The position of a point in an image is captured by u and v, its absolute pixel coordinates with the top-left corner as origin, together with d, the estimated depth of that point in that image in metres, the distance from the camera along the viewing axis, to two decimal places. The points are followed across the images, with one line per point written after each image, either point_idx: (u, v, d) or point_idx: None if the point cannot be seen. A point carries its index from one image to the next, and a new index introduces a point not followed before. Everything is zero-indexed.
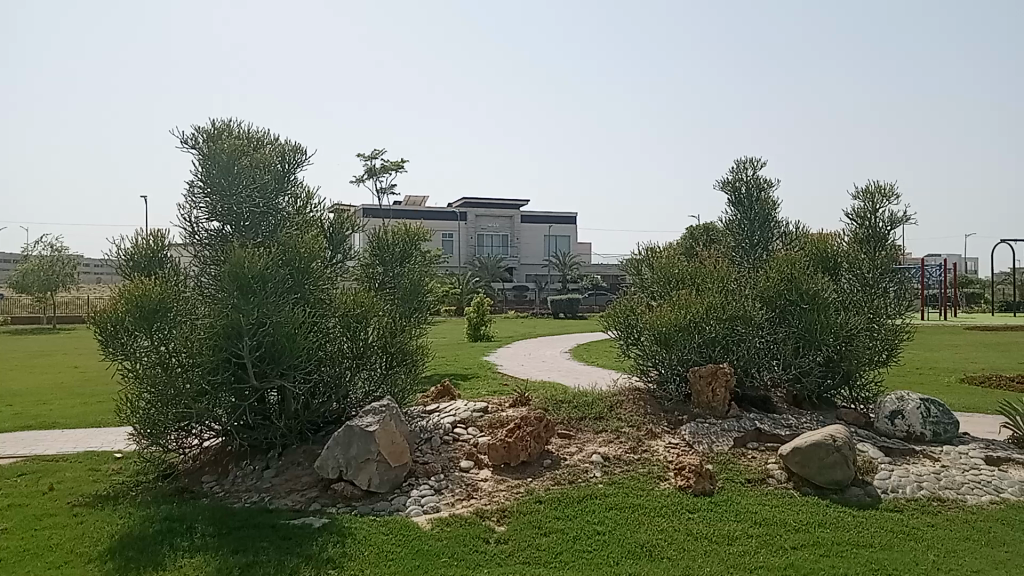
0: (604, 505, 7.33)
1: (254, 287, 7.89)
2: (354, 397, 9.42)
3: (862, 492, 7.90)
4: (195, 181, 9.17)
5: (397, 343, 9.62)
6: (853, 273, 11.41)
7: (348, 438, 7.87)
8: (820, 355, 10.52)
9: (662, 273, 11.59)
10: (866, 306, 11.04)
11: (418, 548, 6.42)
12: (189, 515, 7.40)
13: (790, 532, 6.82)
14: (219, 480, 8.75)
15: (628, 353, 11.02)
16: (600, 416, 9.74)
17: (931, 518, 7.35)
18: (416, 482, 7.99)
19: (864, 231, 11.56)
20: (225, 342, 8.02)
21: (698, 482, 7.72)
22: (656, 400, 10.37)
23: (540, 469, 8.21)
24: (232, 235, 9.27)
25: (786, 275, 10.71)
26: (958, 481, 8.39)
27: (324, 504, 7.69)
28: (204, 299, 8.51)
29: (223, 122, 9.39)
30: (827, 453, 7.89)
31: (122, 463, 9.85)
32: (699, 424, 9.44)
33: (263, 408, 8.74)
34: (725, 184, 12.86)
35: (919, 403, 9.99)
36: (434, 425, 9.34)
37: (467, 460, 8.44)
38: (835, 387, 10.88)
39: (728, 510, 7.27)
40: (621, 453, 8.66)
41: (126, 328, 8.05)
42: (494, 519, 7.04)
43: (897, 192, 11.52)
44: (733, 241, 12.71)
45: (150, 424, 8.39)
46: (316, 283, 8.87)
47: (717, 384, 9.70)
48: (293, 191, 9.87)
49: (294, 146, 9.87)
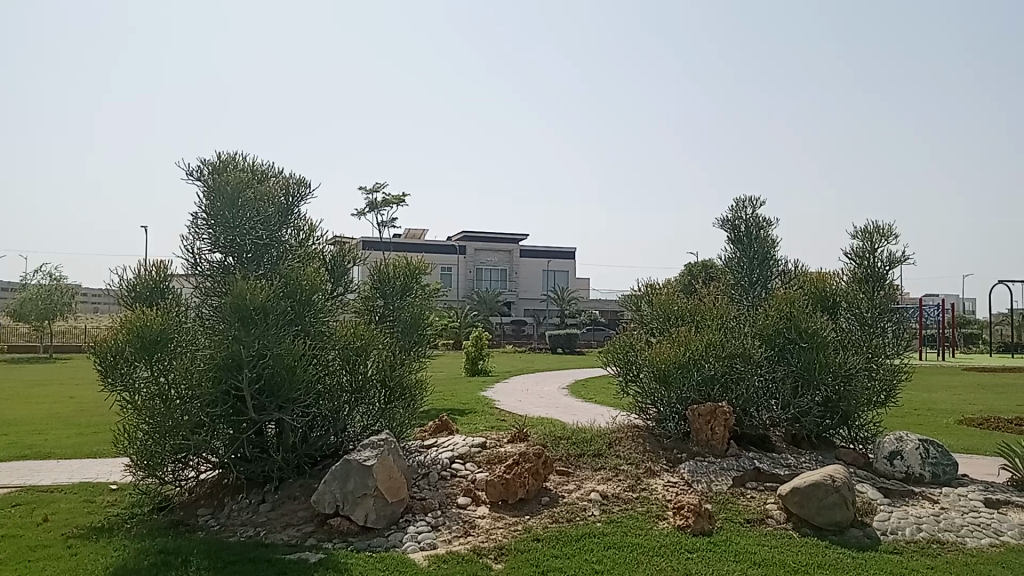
0: (602, 544, 7.29)
1: (255, 318, 7.98)
2: (352, 432, 9.36)
3: (861, 533, 7.87)
4: (199, 212, 9.24)
5: (396, 377, 9.60)
6: (851, 312, 11.47)
7: (346, 473, 7.83)
8: (819, 394, 10.54)
9: (661, 310, 11.64)
10: (865, 346, 11.06)
11: None
12: (184, 548, 7.35)
13: (788, 574, 6.78)
14: (215, 514, 8.69)
15: (626, 389, 11.05)
16: (598, 453, 9.71)
17: (930, 561, 7.31)
18: (413, 518, 7.95)
19: (863, 270, 11.61)
20: (225, 373, 8.08)
21: (696, 521, 7.69)
22: (654, 438, 10.34)
23: (537, 507, 8.17)
24: (234, 266, 9.29)
25: (784, 313, 10.76)
26: (957, 523, 8.36)
27: (320, 539, 7.65)
28: (205, 331, 8.53)
29: (229, 155, 9.52)
30: (826, 493, 7.87)
31: (118, 494, 9.79)
32: (698, 463, 9.41)
33: (261, 441, 8.67)
34: (724, 222, 12.96)
35: (918, 444, 9.98)
36: (432, 461, 9.31)
37: (465, 496, 8.41)
38: (834, 427, 10.85)
39: (726, 551, 7.23)
40: (619, 492, 8.63)
41: (126, 358, 8.11)
42: (492, 557, 7.01)
43: (896, 233, 11.63)
44: (732, 278, 12.78)
45: (147, 455, 8.40)
46: (316, 316, 8.93)
47: (716, 422, 9.67)
48: (296, 225, 9.94)
49: (298, 179, 9.96)
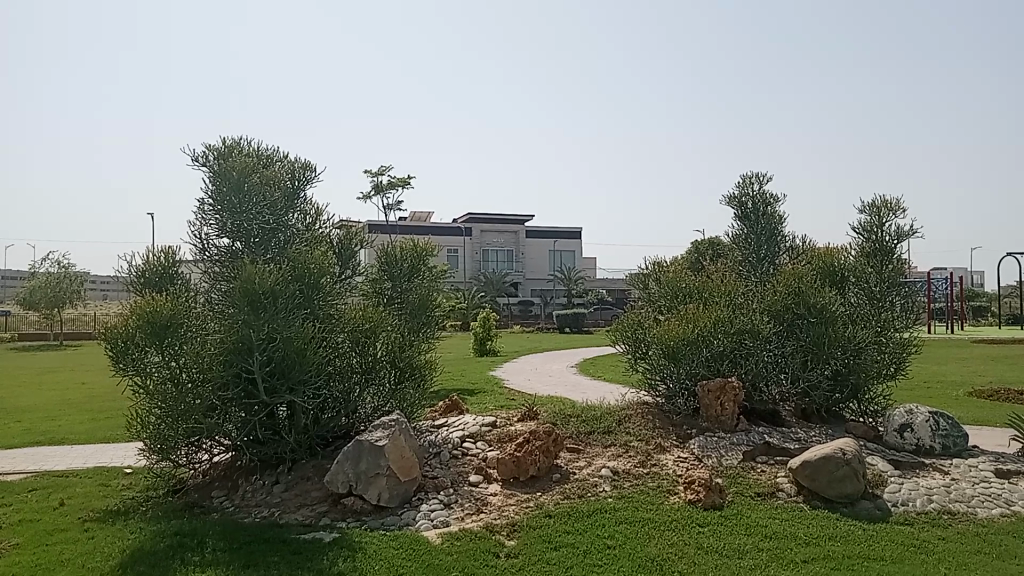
0: (613, 519, 7.33)
1: (265, 302, 7.99)
2: (363, 413, 9.43)
3: (872, 505, 7.89)
4: (206, 198, 9.27)
5: (405, 358, 9.65)
6: (859, 287, 11.35)
7: (358, 453, 7.89)
8: (828, 368, 10.55)
9: (669, 288, 11.65)
10: (874, 320, 11.06)
11: (429, 563, 6.43)
12: (200, 530, 7.43)
13: (800, 546, 6.82)
14: (229, 496, 8.77)
15: (635, 367, 11.08)
16: (608, 430, 9.75)
17: (942, 532, 7.34)
18: (426, 497, 8.01)
19: (870, 245, 11.63)
20: (235, 358, 8.10)
21: (707, 496, 7.72)
22: (664, 414, 10.39)
23: (549, 484, 8.22)
24: (242, 252, 9.31)
25: (792, 288, 10.71)
26: (968, 494, 8.38)
27: (334, 519, 7.72)
28: (215, 315, 8.60)
29: (233, 140, 9.53)
30: (836, 466, 7.88)
31: (133, 478, 9.89)
32: (708, 439, 9.44)
33: (272, 423, 8.66)
34: (731, 199, 12.92)
35: (928, 416, 9.99)
36: (442, 440, 9.36)
37: (476, 474, 8.46)
38: (843, 401, 10.87)
39: (738, 524, 7.27)
40: (630, 468, 8.67)
41: (137, 343, 8.22)
42: (505, 533, 7.07)
43: (903, 206, 11.61)
44: (739, 255, 12.76)
45: (160, 438, 8.46)
46: (325, 298, 8.94)
47: (726, 398, 9.69)
48: (302, 209, 9.94)
49: (304, 163, 9.96)
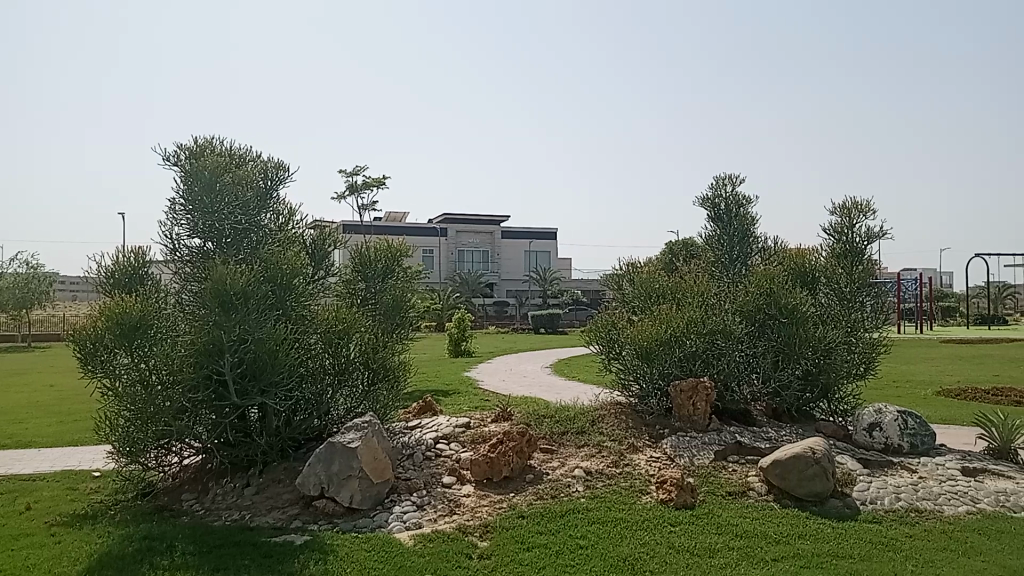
0: (586, 519, 7.35)
1: (236, 303, 7.92)
2: (335, 414, 9.37)
3: (841, 504, 7.98)
4: (177, 198, 9.16)
5: (379, 359, 9.62)
6: (831, 287, 11.53)
7: (330, 455, 7.85)
8: (799, 368, 10.66)
9: (642, 288, 11.71)
10: (845, 320, 11.19)
11: (401, 565, 6.41)
12: (169, 533, 7.35)
13: (770, 544, 6.88)
14: (199, 499, 8.68)
15: (608, 367, 11.12)
16: (582, 430, 9.77)
17: (909, 529, 7.44)
18: (399, 498, 7.98)
19: (841, 245, 11.71)
20: (205, 360, 8.02)
21: (679, 495, 7.77)
22: (638, 414, 10.43)
23: (522, 485, 8.23)
24: (214, 252, 9.24)
25: (764, 289, 10.80)
26: (936, 492, 8.49)
27: (305, 521, 7.66)
28: (185, 316, 8.52)
29: (205, 139, 9.44)
30: (806, 465, 7.96)
31: (102, 481, 9.76)
32: (680, 438, 9.51)
33: (244, 425, 8.61)
34: (704, 201, 12.99)
35: (897, 415, 10.11)
36: (416, 441, 9.34)
37: (450, 475, 8.44)
38: (814, 400, 10.98)
39: (709, 523, 7.32)
40: (602, 468, 8.69)
41: (105, 345, 8.14)
42: (477, 534, 7.06)
43: (873, 207, 11.71)
44: (713, 256, 12.85)
45: (129, 442, 8.38)
46: (297, 300, 8.87)
47: (698, 398, 9.76)
48: (275, 209, 9.87)
49: (277, 163, 9.89)
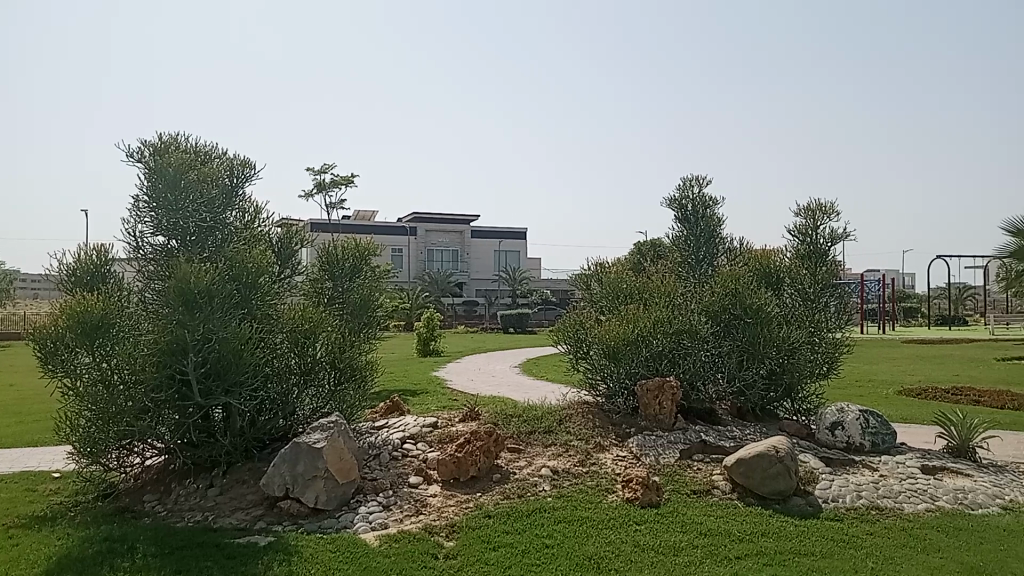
0: (552, 519, 7.37)
1: (200, 302, 7.83)
2: (301, 414, 9.27)
3: (803, 502, 8.08)
4: (141, 195, 9.04)
5: (346, 359, 9.58)
6: (795, 287, 11.62)
7: (295, 455, 7.79)
8: (763, 368, 10.78)
9: (610, 288, 11.76)
10: (808, 321, 11.34)
11: (366, 566, 6.38)
12: (130, 535, 7.24)
13: (733, 542, 6.95)
14: (162, 500, 8.57)
15: (576, 367, 11.16)
16: (549, 429, 9.79)
17: (869, 527, 7.56)
18: (364, 499, 7.94)
19: (806, 247, 11.88)
20: (169, 359, 7.92)
21: (645, 494, 7.82)
22: (604, 413, 10.47)
23: (489, 484, 8.23)
24: (178, 250, 9.10)
25: (729, 290, 10.91)
26: (896, 490, 8.63)
27: (269, 522, 7.60)
28: (148, 314, 8.40)
29: (170, 136, 9.32)
30: (769, 464, 8.05)
31: (61, 483, 9.58)
32: (647, 437, 9.57)
33: (207, 426, 8.51)
34: (672, 201, 13.09)
35: (858, 414, 10.27)
36: (382, 441, 9.30)
37: (416, 475, 8.42)
38: (778, 400, 11.10)
39: (673, 522, 7.37)
40: (569, 467, 8.72)
41: (66, 343, 8.00)
42: (444, 534, 7.04)
43: (837, 209, 11.89)
44: (679, 256, 12.95)
45: (90, 442, 8.27)
46: (263, 299, 8.78)
47: (664, 397, 9.83)
48: (240, 207, 9.77)
49: (243, 160, 9.79)
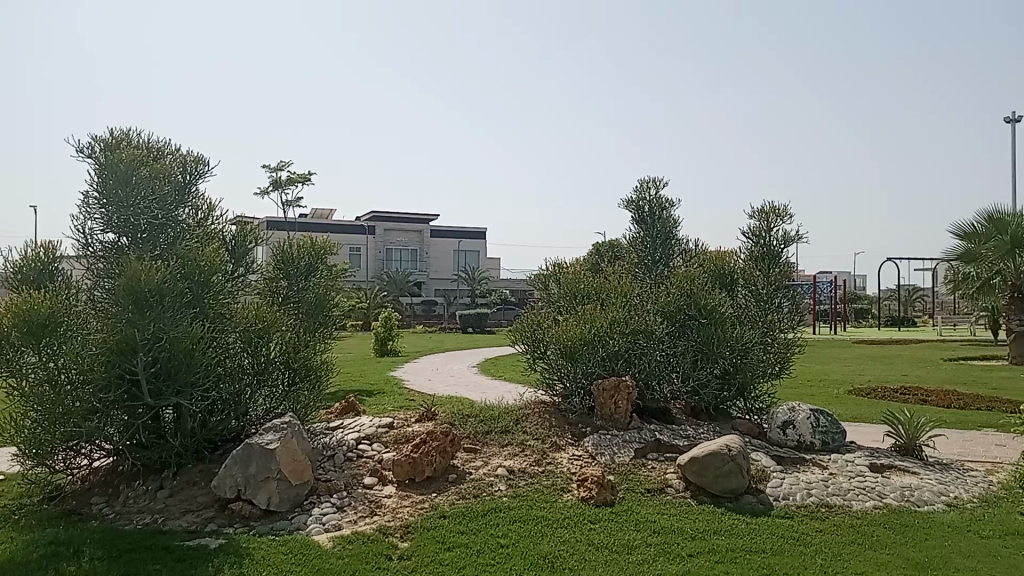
0: (507, 518, 7.37)
1: (151, 300, 7.70)
2: (254, 415, 9.16)
3: (755, 499, 8.20)
4: (91, 191, 8.86)
5: (300, 358, 9.51)
6: (749, 288, 11.82)
7: (247, 456, 7.69)
8: (716, 368, 10.92)
9: (568, 288, 11.81)
10: (761, 321, 11.52)
11: (319, 568, 6.32)
12: (76, 538, 7.08)
13: (686, 540, 7.02)
14: (110, 502, 8.39)
15: (533, 367, 11.18)
16: (505, 429, 9.79)
17: (818, 524, 7.69)
18: (318, 500, 7.86)
19: (759, 249, 12.01)
20: (118, 358, 7.77)
21: (600, 493, 7.87)
22: (561, 413, 10.50)
23: (444, 485, 8.20)
24: (128, 247, 8.94)
25: (684, 290, 11.03)
26: (845, 488, 8.80)
27: (220, 524, 7.49)
28: (97, 313, 8.22)
29: (121, 131, 9.14)
30: (722, 462, 8.15)
31: (5, 485, 9.34)
32: (602, 436, 9.63)
33: (157, 426, 8.36)
34: (629, 203, 13.18)
35: (809, 413, 10.45)
36: (337, 442, 9.22)
37: (371, 476, 8.36)
38: (731, 399, 11.25)
39: (627, 520, 7.43)
40: (525, 467, 8.74)
41: (11, 343, 7.75)
42: (398, 535, 7.01)
43: (789, 212, 12.07)
44: (636, 257, 13.05)
45: (35, 443, 8.09)
46: (216, 297, 8.65)
47: (619, 396, 9.90)
48: (193, 204, 9.59)
49: (196, 157, 9.65)
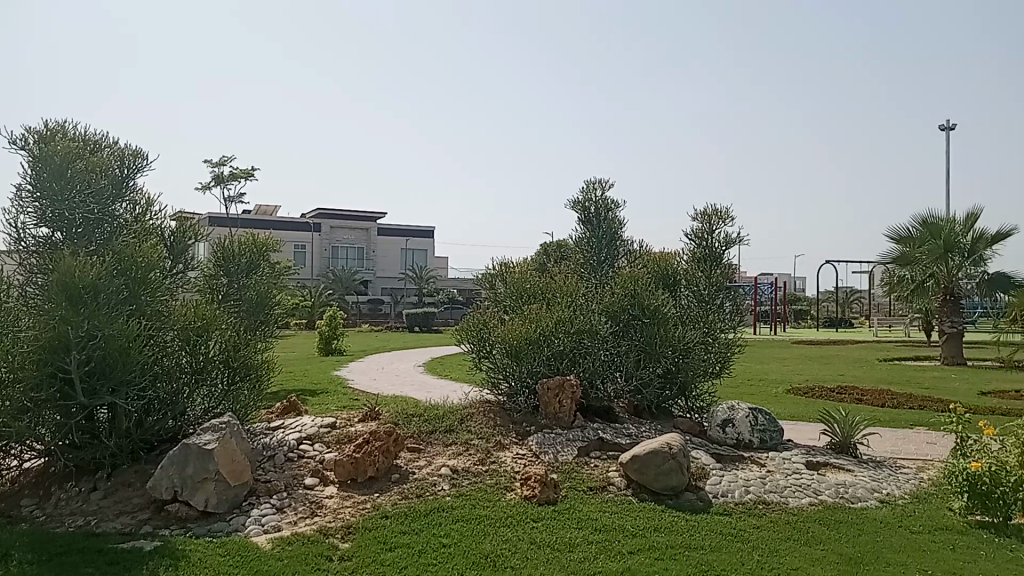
0: (450, 518, 7.37)
1: (85, 297, 7.53)
2: (192, 415, 8.97)
3: (694, 497, 8.33)
4: (24, 183, 8.60)
5: (240, 357, 9.34)
6: (690, 288, 12.00)
7: (185, 457, 7.54)
8: (659, 367, 11.08)
9: (515, 288, 11.84)
10: (702, 321, 11.70)
11: (257, 569, 6.23)
12: (4, 542, 6.86)
13: (627, 538, 7.10)
14: (40, 504, 8.15)
15: (478, 366, 11.18)
16: (449, 429, 9.77)
17: (756, 521, 7.85)
18: (258, 501, 7.75)
19: (701, 251, 12.11)
20: (50, 357, 7.52)
21: (542, 491, 7.91)
22: (505, 412, 10.52)
23: (387, 484, 8.15)
24: (63, 242, 8.69)
25: (628, 290, 11.18)
26: (782, 485, 9.00)
27: (156, 526, 7.33)
28: (29, 310, 8.06)
29: (56, 123, 8.87)
30: (663, 460, 8.27)
31: None
32: (546, 435, 9.69)
33: (91, 426, 8.15)
34: (575, 203, 13.26)
35: (748, 412, 10.66)
36: (278, 442, 9.10)
37: (312, 477, 8.27)
38: (672, 398, 11.42)
39: (570, 518, 7.48)
40: (468, 466, 8.74)
41: None
42: (339, 536, 6.94)
43: (731, 215, 12.28)
44: (582, 257, 13.15)
45: None
46: (153, 295, 8.44)
47: (563, 395, 9.96)
48: (131, 198, 9.36)
49: (134, 150, 9.42)
